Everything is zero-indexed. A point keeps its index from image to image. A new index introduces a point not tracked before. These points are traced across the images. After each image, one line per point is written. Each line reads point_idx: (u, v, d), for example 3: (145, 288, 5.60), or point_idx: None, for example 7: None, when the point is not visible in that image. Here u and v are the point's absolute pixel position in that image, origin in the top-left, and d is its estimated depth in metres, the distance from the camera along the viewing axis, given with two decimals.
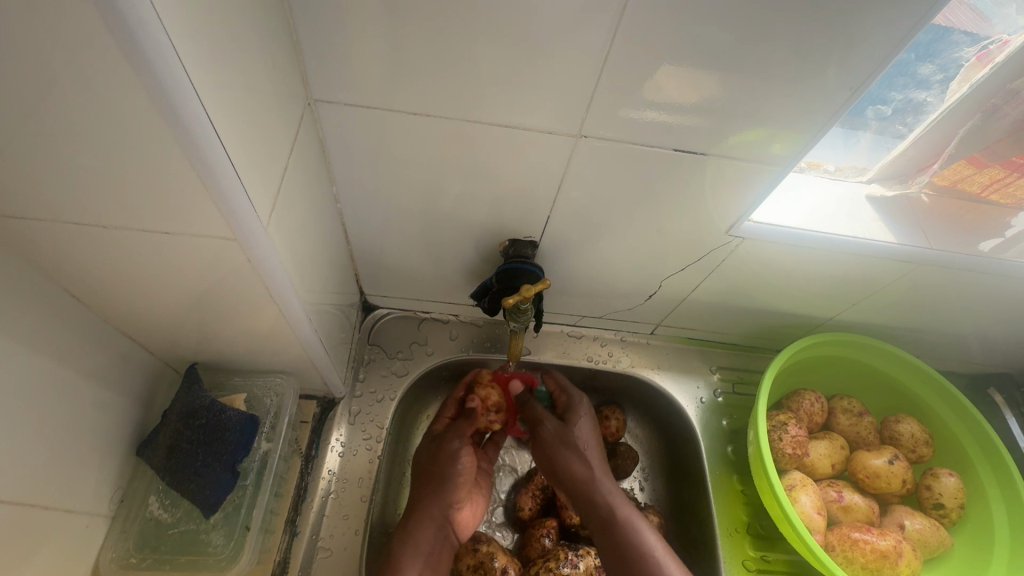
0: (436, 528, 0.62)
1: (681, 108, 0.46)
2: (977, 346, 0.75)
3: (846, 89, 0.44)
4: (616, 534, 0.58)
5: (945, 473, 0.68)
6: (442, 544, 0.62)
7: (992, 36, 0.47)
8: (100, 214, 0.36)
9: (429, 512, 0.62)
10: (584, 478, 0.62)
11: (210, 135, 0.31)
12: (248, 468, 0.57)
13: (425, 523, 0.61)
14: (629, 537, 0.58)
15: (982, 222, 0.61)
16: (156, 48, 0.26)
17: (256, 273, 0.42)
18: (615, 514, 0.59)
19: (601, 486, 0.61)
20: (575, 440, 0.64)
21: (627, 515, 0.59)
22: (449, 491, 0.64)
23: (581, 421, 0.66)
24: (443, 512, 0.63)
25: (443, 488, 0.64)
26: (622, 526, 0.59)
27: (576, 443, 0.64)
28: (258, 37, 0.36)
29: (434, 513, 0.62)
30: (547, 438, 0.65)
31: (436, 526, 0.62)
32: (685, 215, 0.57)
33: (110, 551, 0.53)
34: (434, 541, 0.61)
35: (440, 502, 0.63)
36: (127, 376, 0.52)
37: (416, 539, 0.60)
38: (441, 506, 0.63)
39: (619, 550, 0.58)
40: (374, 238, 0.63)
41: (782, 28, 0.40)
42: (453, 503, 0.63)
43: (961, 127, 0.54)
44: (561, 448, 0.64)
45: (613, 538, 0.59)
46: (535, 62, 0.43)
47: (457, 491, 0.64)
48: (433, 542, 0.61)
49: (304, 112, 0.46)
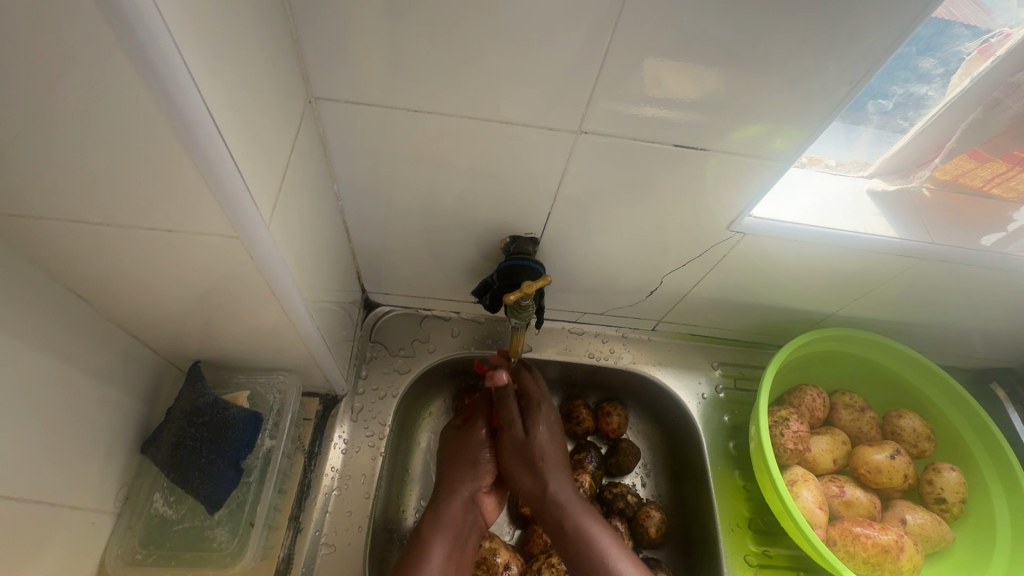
0: (463, 509, 0.63)
1: (681, 103, 0.46)
2: (979, 340, 0.75)
3: (846, 83, 0.44)
4: (569, 542, 0.60)
5: (947, 467, 0.68)
6: (470, 527, 0.63)
7: (994, 29, 0.47)
8: (104, 212, 0.36)
9: (459, 493, 0.63)
10: (541, 491, 0.62)
11: (212, 132, 0.31)
12: (252, 465, 0.58)
13: (452, 504, 0.62)
14: (586, 548, 0.58)
15: (984, 216, 0.61)
16: (158, 48, 0.27)
17: (258, 270, 0.42)
18: (566, 525, 0.60)
19: (556, 497, 0.61)
20: (538, 449, 0.63)
21: (581, 523, 0.59)
22: (480, 475, 0.65)
23: (538, 424, 0.64)
24: (471, 494, 0.64)
25: (474, 471, 0.65)
26: (574, 535, 0.59)
27: (534, 450, 0.63)
28: (258, 35, 0.36)
29: (463, 497, 0.63)
30: (507, 446, 0.64)
31: (463, 507, 0.63)
32: (686, 210, 0.57)
33: (116, 547, 0.53)
34: (461, 522, 0.62)
35: (469, 484, 0.64)
36: (131, 374, 0.53)
37: (444, 520, 0.61)
38: (471, 488, 0.64)
39: (574, 557, 0.59)
40: (375, 236, 0.63)
41: (783, 22, 0.40)
42: (482, 487, 0.65)
43: (962, 121, 0.54)
44: (518, 460, 0.63)
45: (569, 545, 0.60)
46: (537, 57, 0.43)
47: (486, 476, 0.66)
48: (461, 525, 0.62)
49: (305, 110, 0.46)
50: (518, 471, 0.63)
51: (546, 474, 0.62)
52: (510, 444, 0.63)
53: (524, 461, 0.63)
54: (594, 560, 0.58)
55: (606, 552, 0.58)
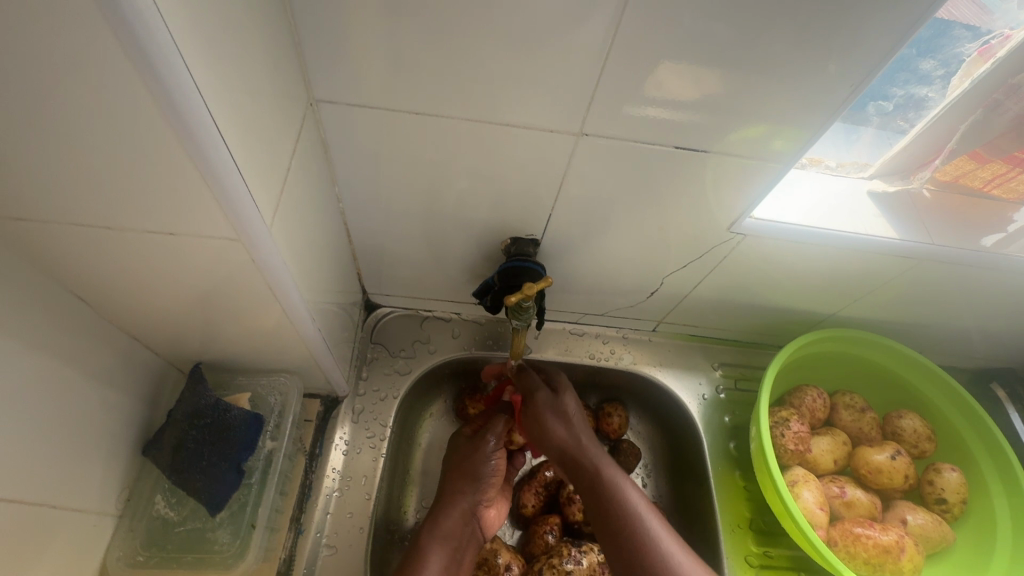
0: (462, 520, 0.63)
1: (683, 105, 0.46)
2: (979, 340, 0.75)
3: (847, 84, 0.44)
4: (602, 494, 0.57)
5: (947, 467, 0.68)
6: (468, 539, 0.63)
7: (994, 31, 0.47)
8: (105, 215, 0.36)
9: (459, 505, 0.63)
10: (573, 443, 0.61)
11: (213, 134, 0.31)
12: (253, 466, 0.58)
13: (452, 516, 0.62)
14: (619, 496, 0.57)
15: (984, 217, 0.61)
16: (160, 51, 0.27)
17: (260, 272, 0.42)
18: (600, 475, 0.58)
19: (587, 454, 0.60)
20: (565, 408, 0.63)
21: (613, 473, 0.58)
22: (481, 488, 0.65)
23: (567, 397, 0.65)
24: (471, 506, 0.64)
25: (476, 484, 0.65)
26: (608, 483, 0.58)
27: (564, 412, 0.63)
28: (259, 38, 0.36)
29: (463, 507, 0.63)
30: (535, 407, 0.63)
31: (462, 519, 0.63)
32: (687, 212, 0.57)
33: (117, 550, 0.53)
34: (460, 535, 0.62)
35: (470, 496, 0.64)
36: (132, 376, 0.53)
37: (443, 532, 0.61)
38: (471, 500, 0.64)
39: (608, 514, 0.56)
40: (376, 237, 0.63)
41: (784, 24, 0.40)
42: (482, 499, 0.65)
43: (962, 122, 0.54)
44: (549, 414, 0.63)
45: (601, 494, 0.57)
46: (537, 59, 0.43)
47: (487, 488, 0.66)
48: (458, 537, 0.62)
49: (305, 112, 0.46)
50: (547, 427, 0.62)
51: (576, 429, 0.62)
52: (540, 401, 0.63)
53: (554, 416, 0.63)
54: (626, 509, 0.56)
55: (638, 506, 0.56)
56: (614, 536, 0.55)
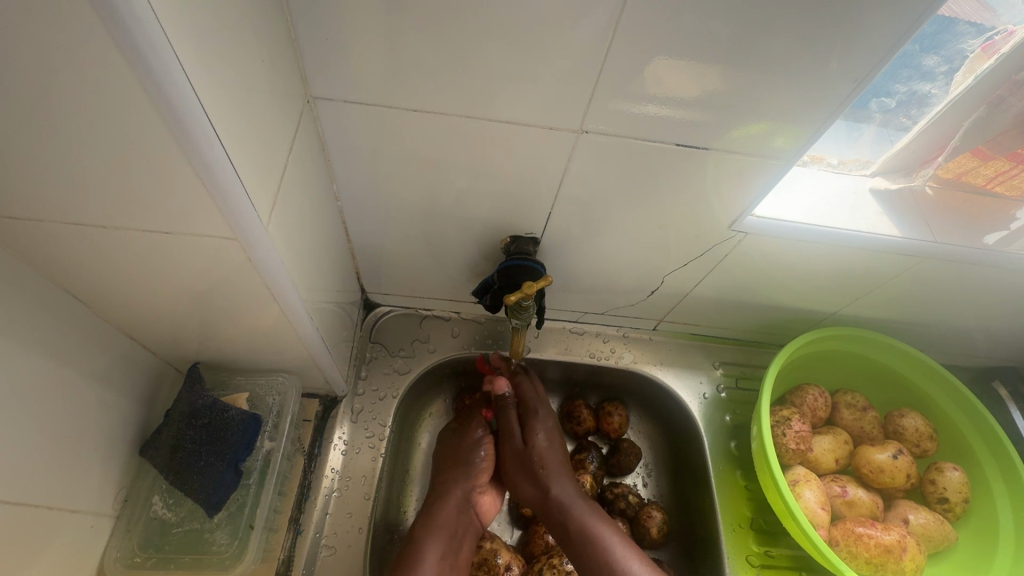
0: (457, 508, 0.63)
1: (683, 102, 0.46)
2: (980, 339, 0.75)
3: (849, 81, 0.44)
4: (580, 545, 0.59)
5: (949, 467, 0.68)
6: (465, 527, 0.63)
7: (997, 27, 0.47)
8: (99, 214, 0.35)
9: (452, 493, 0.63)
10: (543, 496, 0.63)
11: (208, 132, 0.31)
12: (251, 467, 0.57)
13: (446, 504, 0.62)
14: (595, 549, 0.58)
15: (986, 215, 0.61)
16: (153, 47, 0.26)
17: (257, 272, 0.42)
18: (573, 527, 0.60)
19: (557, 501, 0.62)
20: (536, 454, 0.64)
21: (590, 524, 0.60)
22: (473, 475, 0.65)
23: (537, 432, 0.66)
24: (465, 493, 0.64)
25: (467, 471, 0.65)
26: (581, 537, 0.59)
27: (534, 454, 0.64)
28: (254, 34, 0.36)
29: (457, 495, 0.64)
30: (508, 454, 0.66)
31: (457, 507, 0.63)
32: (688, 210, 0.57)
33: (115, 550, 0.52)
34: (455, 522, 0.62)
35: (463, 484, 0.65)
36: (129, 376, 0.52)
37: (437, 521, 0.61)
38: (465, 488, 0.64)
39: (581, 554, 0.59)
40: (375, 236, 0.63)
41: (785, 21, 0.40)
42: (476, 486, 0.65)
43: (966, 119, 0.54)
44: (519, 469, 0.64)
45: (578, 549, 0.59)
46: (536, 55, 0.42)
47: (480, 475, 0.66)
48: (454, 525, 0.62)
49: (303, 109, 0.46)
50: (520, 481, 0.65)
51: (547, 481, 0.63)
52: (507, 454, 0.65)
53: (524, 469, 0.64)
54: (603, 560, 0.57)
55: (616, 552, 0.58)
56: (588, 572, 0.58)
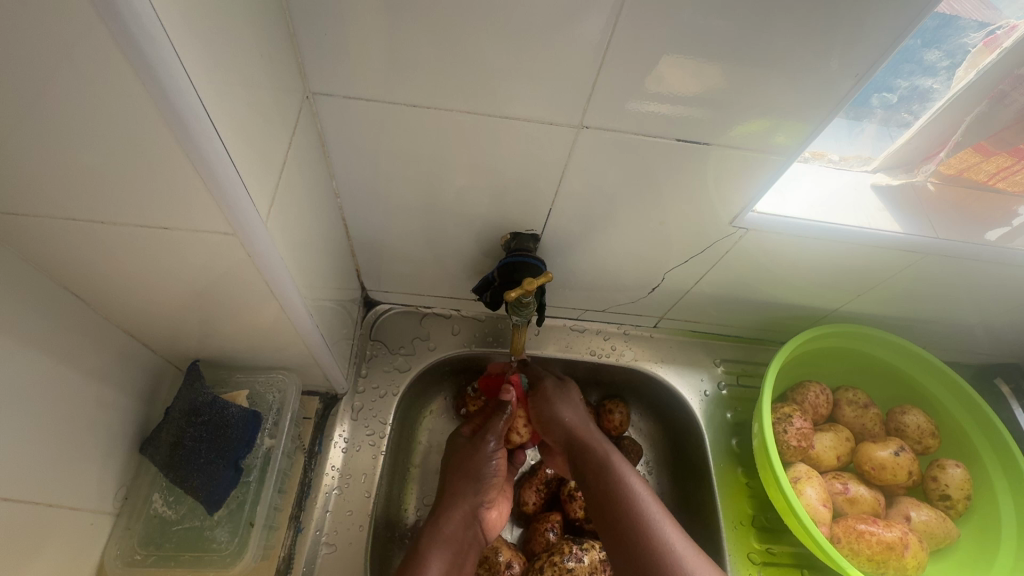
0: (463, 523, 0.63)
1: (684, 98, 0.45)
2: (982, 336, 0.75)
3: (850, 76, 0.43)
4: (610, 478, 0.61)
5: (951, 464, 0.67)
6: (470, 541, 0.63)
7: (1000, 22, 0.47)
8: (97, 209, 0.35)
9: (461, 506, 0.63)
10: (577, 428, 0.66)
11: (206, 127, 0.31)
12: (251, 464, 0.57)
13: (453, 519, 0.62)
14: (619, 483, 0.60)
15: (988, 211, 0.61)
16: (151, 42, 0.26)
17: (256, 269, 0.42)
18: (604, 459, 0.63)
19: (589, 436, 0.65)
20: (572, 394, 0.68)
21: (619, 461, 0.62)
22: (483, 489, 0.65)
23: (574, 386, 0.69)
24: (473, 507, 0.64)
25: (477, 485, 0.65)
26: (609, 468, 0.62)
27: (570, 395, 0.68)
28: (253, 29, 0.36)
29: (464, 510, 0.63)
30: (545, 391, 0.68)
31: (463, 522, 0.63)
32: (688, 206, 0.56)
33: (115, 547, 0.52)
34: (461, 537, 0.62)
35: (471, 498, 0.64)
36: (128, 373, 0.52)
37: (444, 535, 0.61)
38: (473, 501, 0.64)
39: (604, 488, 0.61)
40: (375, 233, 0.63)
41: (788, 17, 0.39)
42: (484, 501, 0.65)
43: (968, 115, 0.54)
44: (557, 400, 0.67)
45: (600, 480, 0.61)
46: (537, 51, 0.42)
47: (489, 489, 0.66)
48: (460, 539, 0.62)
49: (302, 105, 0.46)
50: (557, 412, 0.66)
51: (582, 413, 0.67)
52: (548, 387, 0.68)
53: (563, 401, 0.67)
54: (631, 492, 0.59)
55: (643, 492, 0.59)
56: (608, 506, 0.59)
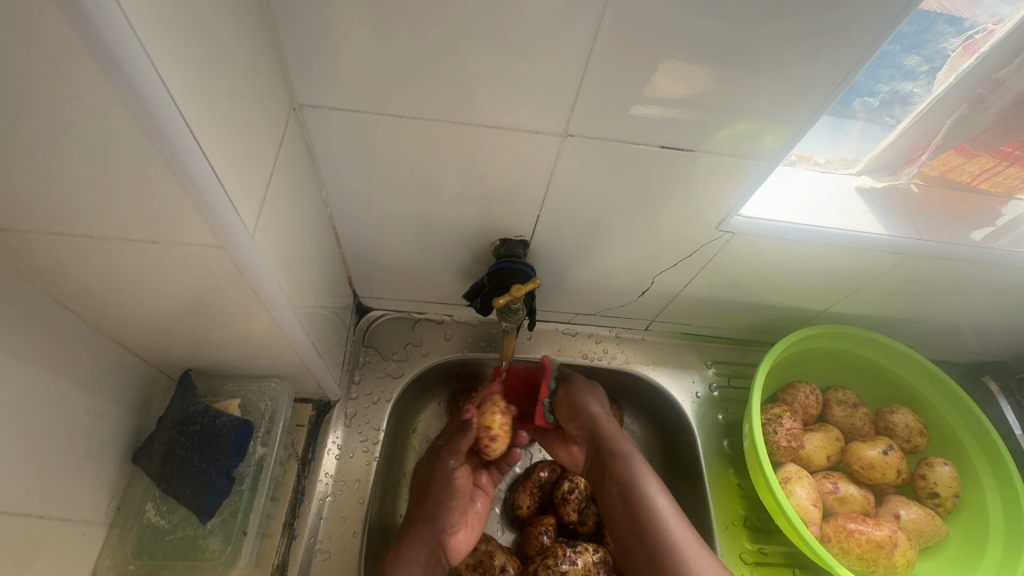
0: (426, 551, 0.62)
1: (670, 102, 0.46)
2: (971, 334, 0.75)
3: (829, 83, 0.45)
4: (625, 467, 0.64)
5: (940, 462, 0.68)
6: (433, 566, 0.63)
7: (977, 26, 0.48)
8: (86, 224, 0.36)
9: (418, 533, 0.63)
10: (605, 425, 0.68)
11: (189, 142, 0.31)
12: (244, 473, 0.58)
13: (412, 545, 0.62)
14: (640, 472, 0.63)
15: (972, 211, 0.62)
16: (131, 59, 0.27)
17: (245, 279, 0.42)
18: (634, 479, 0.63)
19: (612, 433, 0.67)
20: (599, 392, 0.72)
21: (636, 455, 0.65)
22: (442, 514, 0.64)
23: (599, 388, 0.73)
24: (434, 535, 0.63)
25: (436, 510, 0.64)
26: (631, 459, 0.65)
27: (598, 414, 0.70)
28: (237, 42, 0.36)
29: (424, 536, 0.63)
30: (573, 386, 0.72)
31: (425, 548, 0.62)
32: (676, 211, 0.57)
33: (108, 558, 0.52)
34: (423, 562, 0.62)
35: (433, 526, 0.63)
36: (120, 384, 0.53)
37: (407, 562, 0.61)
38: (431, 528, 0.63)
39: (624, 484, 0.63)
40: (366, 241, 0.63)
41: (766, 22, 0.40)
42: (447, 527, 0.63)
43: (949, 118, 0.55)
44: (586, 395, 0.71)
45: (624, 473, 0.63)
46: (521, 59, 0.43)
47: (450, 514, 0.64)
48: (423, 566, 0.62)
49: (289, 117, 0.46)
50: (581, 406, 0.70)
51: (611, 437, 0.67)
52: (578, 383, 0.72)
53: (591, 395, 0.71)
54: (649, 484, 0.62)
55: (654, 484, 0.62)
56: (626, 499, 0.62)
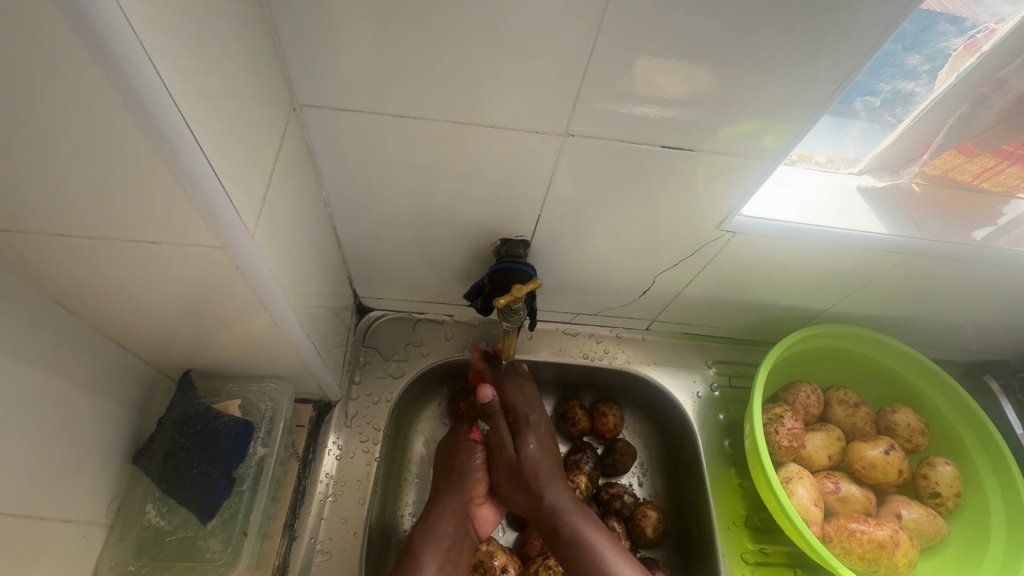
0: (456, 521, 0.62)
1: (672, 102, 0.46)
2: (972, 333, 0.75)
3: (831, 80, 0.44)
4: (568, 549, 0.59)
5: (941, 461, 0.68)
6: (462, 539, 0.62)
7: (980, 25, 0.48)
8: (86, 225, 0.35)
9: (449, 506, 0.62)
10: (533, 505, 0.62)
11: (189, 143, 0.31)
12: (244, 473, 0.58)
13: (444, 517, 0.61)
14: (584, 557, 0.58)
15: (973, 210, 0.62)
16: (130, 60, 0.26)
17: (245, 280, 0.42)
18: (560, 532, 0.60)
19: (545, 511, 0.61)
20: (526, 460, 0.63)
21: (576, 531, 0.60)
22: (468, 486, 0.64)
23: (528, 439, 0.64)
24: (463, 506, 0.63)
25: (462, 482, 0.64)
26: (568, 542, 0.59)
27: (526, 472, 0.63)
28: (236, 41, 0.36)
29: (455, 508, 0.62)
30: (498, 464, 0.64)
31: (456, 519, 0.62)
32: (677, 211, 0.57)
33: (109, 559, 0.52)
34: (453, 534, 0.61)
35: (460, 497, 0.63)
36: (121, 385, 0.52)
37: (436, 532, 0.60)
38: (460, 500, 0.63)
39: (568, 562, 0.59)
40: (366, 241, 0.63)
41: (768, 21, 0.40)
42: (473, 498, 0.64)
43: (950, 116, 0.55)
44: (509, 480, 0.63)
45: (564, 554, 0.60)
46: (522, 58, 0.43)
47: (476, 486, 0.65)
48: (453, 537, 0.61)
49: (289, 117, 0.46)
50: (511, 491, 0.64)
51: (540, 488, 0.62)
52: (500, 462, 0.64)
53: (515, 478, 0.63)
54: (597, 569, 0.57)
55: (601, 550, 0.58)
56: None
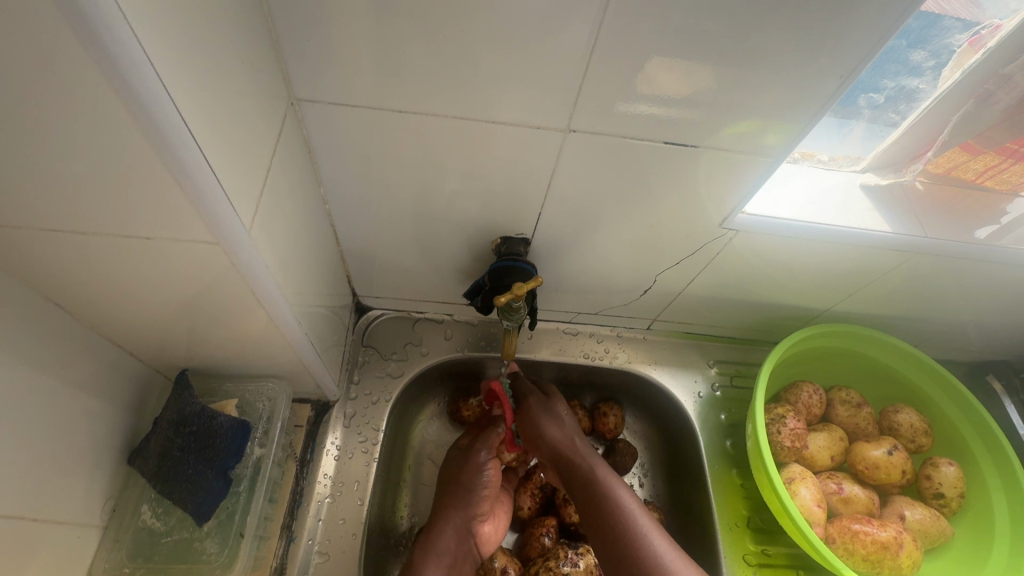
0: (458, 537, 0.62)
1: (674, 100, 0.45)
2: (974, 333, 0.75)
3: (836, 76, 0.44)
4: (598, 491, 0.57)
5: (945, 462, 0.68)
6: (463, 556, 0.62)
7: (984, 21, 0.47)
8: (79, 220, 0.35)
9: (452, 520, 0.62)
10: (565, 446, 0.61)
11: (184, 136, 0.30)
12: (241, 474, 0.57)
13: (446, 531, 0.61)
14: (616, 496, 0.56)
15: (977, 209, 0.61)
16: (123, 51, 0.26)
17: (241, 277, 0.41)
18: (593, 475, 0.58)
19: (577, 452, 0.61)
20: (557, 410, 0.64)
21: (607, 475, 0.59)
22: (474, 502, 0.64)
23: (558, 397, 0.66)
24: (466, 521, 0.63)
25: (468, 498, 0.64)
26: (601, 484, 0.57)
27: (555, 411, 0.63)
28: (232, 35, 0.35)
29: (457, 523, 0.62)
30: (529, 406, 0.64)
31: (457, 534, 0.62)
32: (678, 209, 0.57)
33: (103, 561, 0.52)
34: (454, 550, 0.61)
35: (463, 511, 0.63)
36: (116, 384, 0.52)
37: (438, 548, 0.60)
38: (464, 515, 0.63)
39: (598, 502, 0.57)
40: (364, 240, 0.62)
41: (772, 19, 0.39)
42: (476, 515, 0.64)
43: (955, 113, 0.54)
44: (541, 415, 0.63)
45: (595, 495, 0.57)
46: (522, 55, 0.42)
47: (479, 503, 0.64)
48: (455, 552, 0.61)
49: (287, 112, 0.45)
50: (542, 428, 0.62)
51: (569, 431, 0.62)
52: (531, 403, 0.64)
53: (548, 417, 0.63)
54: (626, 507, 0.55)
55: (630, 502, 0.56)
56: (603, 517, 0.55)
